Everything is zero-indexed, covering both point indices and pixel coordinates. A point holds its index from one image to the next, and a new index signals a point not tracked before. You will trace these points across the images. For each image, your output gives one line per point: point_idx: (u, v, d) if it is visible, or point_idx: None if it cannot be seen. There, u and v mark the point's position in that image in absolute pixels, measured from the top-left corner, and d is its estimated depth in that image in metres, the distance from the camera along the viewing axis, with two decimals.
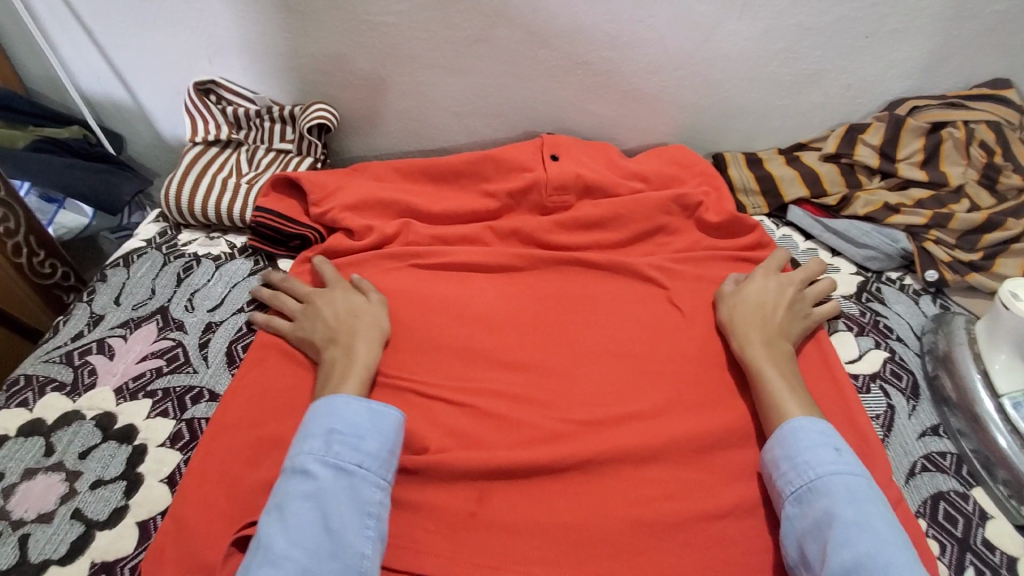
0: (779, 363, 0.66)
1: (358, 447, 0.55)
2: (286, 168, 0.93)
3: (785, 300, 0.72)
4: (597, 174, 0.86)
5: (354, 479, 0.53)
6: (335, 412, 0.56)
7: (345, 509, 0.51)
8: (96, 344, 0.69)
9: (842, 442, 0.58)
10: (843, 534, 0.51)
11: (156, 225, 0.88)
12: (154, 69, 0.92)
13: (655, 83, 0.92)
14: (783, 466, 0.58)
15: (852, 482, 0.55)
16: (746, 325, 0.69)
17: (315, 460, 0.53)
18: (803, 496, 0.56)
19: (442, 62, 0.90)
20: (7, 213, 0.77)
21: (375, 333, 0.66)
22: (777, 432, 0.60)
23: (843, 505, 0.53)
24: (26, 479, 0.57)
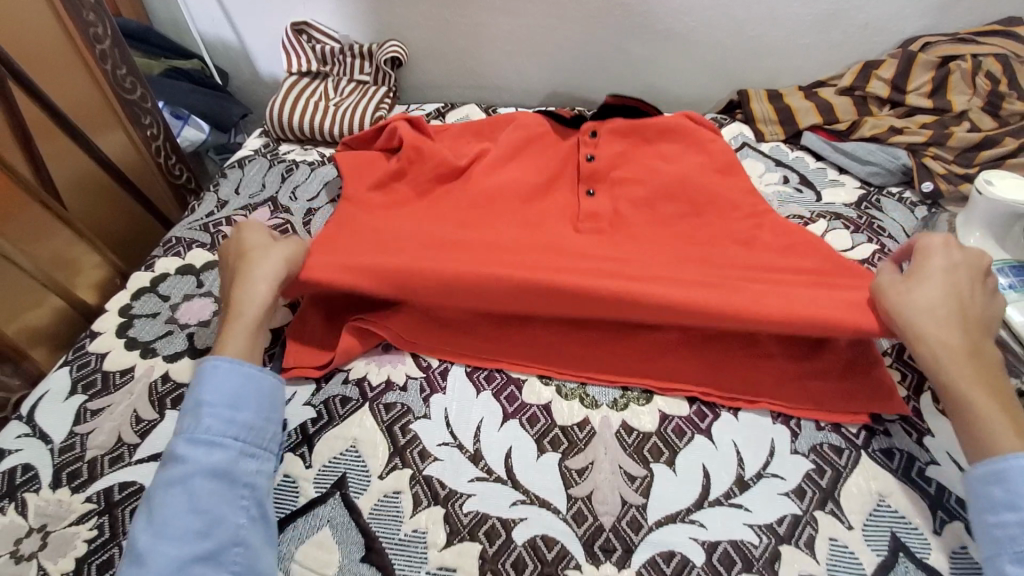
0: (982, 366, 0.54)
1: (230, 418, 0.55)
2: (366, 93, 1.08)
3: (972, 279, 0.60)
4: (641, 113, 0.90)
5: (225, 453, 0.53)
6: (202, 387, 0.56)
7: (213, 488, 0.51)
8: (225, 219, 0.88)
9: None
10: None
11: (260, 140, 1.06)
12: (259, 13, 1.10)
13: (686, 23, 1.04)
14: (1005, 516, 0.48)
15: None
16: (936, 318, 0.56)
17: (185, 443, 0.53)
18: None
19: (500, 5, 1.04)
20: (152, 122, 0.97)
21: (267, 284, 0.63)
22: (993, 462, 0.50)
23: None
24: (186, 300, 0.75)
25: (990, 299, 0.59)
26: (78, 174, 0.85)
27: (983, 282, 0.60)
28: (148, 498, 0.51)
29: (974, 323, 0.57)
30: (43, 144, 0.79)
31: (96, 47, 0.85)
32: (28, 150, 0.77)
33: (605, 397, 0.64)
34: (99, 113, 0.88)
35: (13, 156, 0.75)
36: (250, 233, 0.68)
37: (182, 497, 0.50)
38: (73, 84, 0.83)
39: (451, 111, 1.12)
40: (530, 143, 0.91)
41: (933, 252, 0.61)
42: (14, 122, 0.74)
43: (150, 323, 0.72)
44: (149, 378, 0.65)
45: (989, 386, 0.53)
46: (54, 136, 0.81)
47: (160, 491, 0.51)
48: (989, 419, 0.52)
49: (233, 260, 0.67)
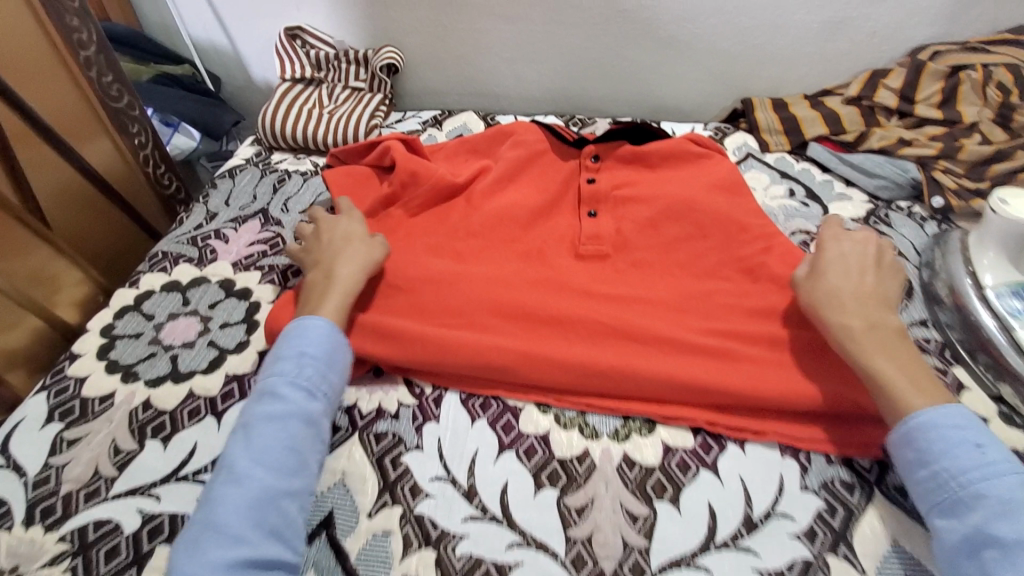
0: (888, 336, 0.58)
1: (324, 376, 0.58)
2: (361, 101, 1.05)
3: (871, 260, 0.65)
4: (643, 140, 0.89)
5: (318, 403, 0.57)
6: (303, 339, 0.60)
7: (306, 432, 0.54)
8: (214, 232, 0.85)
9: (987, 439, 0.50)
10: (1010, 558, 0.43)
11: (252, 148, 1.03)
12: (251, 18, 1.08)
13: (690, 30, 1.01)
14: (920, 472, 0.50)
15: (1012, 486, 0.46)
16: (846, 298, 0.61)
17: (285, 384, 0.56)
18: (950, 508, 0.48)
19: (498, 10, 1.01)
20: (140, 130, 0.94)
21: (367, 264, 0.68)
22: (902, 425, 0.52)
23: (1002, 519, 0.45)
24: (172, 319, 0.72)
25: (888, 276, 0.64)
26: (58, 185, 0.82)
27: (880, 262, 0.65)
28: (246, 427, 0.53)
29: (870, 300, 0.61)
30: (21, 155, 0.76)
31: (80, 53, 0.82)
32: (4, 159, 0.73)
33: (606, 427, 0.61)
34: (83, 121, 0.85)
35: None
36: (349, 223, 0.74)
37: (279, 433, 0.53)
38: (54, 91, 0.80)
39: (447, 119, 1.09)
40: (529, 165, 0.91)
41: (844, 241, 0.68)
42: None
43: (133, 344, 0.69)
44: (130, 405, 0.63)
45: (896, 355, 0.56)
46: (33, 145, 0.77)
47: (262, 423, 0.53)
48: (898, 383, 0.54)
49: (335, 240, 0.72)
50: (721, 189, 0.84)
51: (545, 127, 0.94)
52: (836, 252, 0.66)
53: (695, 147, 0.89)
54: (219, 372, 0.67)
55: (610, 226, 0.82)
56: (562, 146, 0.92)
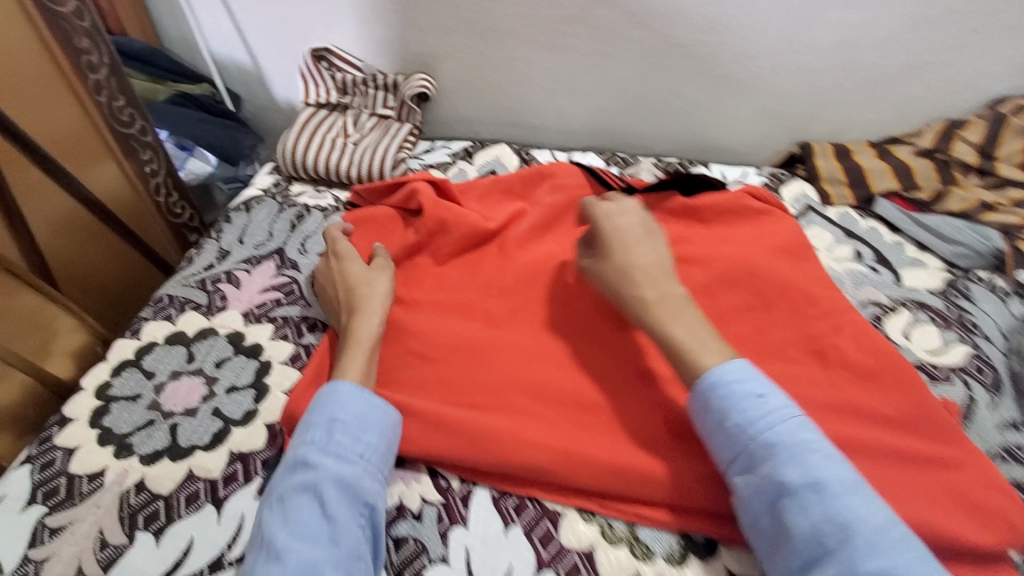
0: (675, 303, 0.59)
1: (359, 438, 0.54)
2: (389, 131, 0.98)
3: (643, 232, 0.65)
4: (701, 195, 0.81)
5: (353, 468, 0.53)
6: (335, 402, 0.56)
7: (342, 498, 0.51)
8: (225, 274, 0.78)
9: (769, 388, 0.53)
10: (797, 500, 0.47)
11: (271, 177, 0.97)
12: (277, 37, 1.02)
13: (748, 68, 0.93)
14: (718, 433, 0.52)
15: (797, 431, 0.50)
16: (643, 272, 0.61)
17: (316, 451, 0.53)
18: (746, 462, 0.50)
19: (541, 39, 0.94)
20: (152, 156, 0.88)
21: (379, 308, 0.66)
22: (696, 387, 0.54)
23: (790, 465, 0.48)
24: (173, 379, 0.65)
25: (660, 241, 0.65)
26: (57, 216, 0.76)
27: (648, 235, 0.65)
28: (280, 499, 0.50)
29: (658, 272, 0.62)
30: (16, 186, 0.70)
31: (89, 76, 0.77)
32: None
33: (660, 544, 0.54)
34: (87, 147, 0.79)
35: None
36: (346, 263, 0.71)
37: (313, 503, 0.50)
38: (57, 115, 0.74)
39: (479, 151, 1.02)
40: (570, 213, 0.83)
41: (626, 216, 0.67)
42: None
43: (129, 409, 0.62)
44: (121, 487, 0.56)
45: (690, 322, 0.58)
46: (26, 170, 0.71)
47: (294, 494, 0.50)
48: (693, 347, 0.56)
49: (340, 288, 0.69)
50: (784, 253, 0.76)
51: (587, 171, 0.86)
52: (615, 228, 0.65)
53: (754, 202, 0.80)
54: (222, 448, 0.60)
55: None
56: (607, 194, 0.84)
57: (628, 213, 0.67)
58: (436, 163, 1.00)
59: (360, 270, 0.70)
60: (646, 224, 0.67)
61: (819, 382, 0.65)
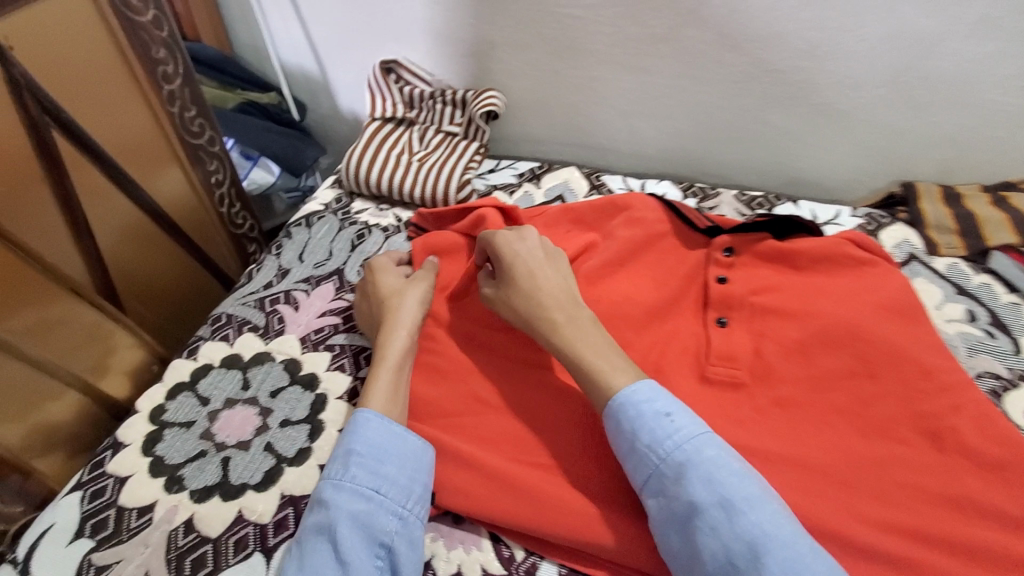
0: (583, 325, 0.60)
1: (377, 471, 0.52)
2: (455, 149, 0.94)
3: (542, 254, 0.66)
4: (797, 241, 0.73)
5: (368, 505, 0.51)
6: (355, 434, 0.55)
7: (354, 538, 0.48)
8: (283, 294, 0.75)
9: (677, 406, 0.53)
10: (707, 518, 0.46)
11: (332, 192, 0.95)
12: (347, 46, 0.99)
13: (849, 99, 0.85)
14: (631, 457, 0.52)
15: (705, 447, 0.49)
16: (549, 295, 0.62)
17: (332, 486, 0.52)
18: (657, 485, 0.50)
19: (621, 59, 0.88)
20: (218, 166, 0.87)
21: (406, 325, 0.64)
22: (608, 409, 0.54)
23: (698, 481, 0.47)
24: (227, 408, 0.63)
25: (563, 266, 0.66)
26: (122, 226, 0.75)
27: (549, 257, 0.66)
28: (297, 541, 0.50)
29: (560, 297, 0.62)
30: (79, 188, 0.68)
31: (164, 86, 0.76)
32: (60, 189, 0.65)
33: None
34: (151, 152, 0.77)
35: (42, 208, 0.64)
36: (380, 277, 0.70)
37: (327, 545, 0.48)
38: (123, 119, 0.72)
39: (547, 174, 0.97)
40: (646, 250, 0.77)
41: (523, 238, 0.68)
42: (43, 152, 0.63)
43: (182, 437, 0.60)
44: (170, 525, 0.54)
45: (597, 344, 0.58)
46: (87, 172, 0.69)
47: (309, 534, 0.49)
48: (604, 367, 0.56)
49: (373, 304, 0.68)
50: (891, 313, 0.67)
51: (667, 205, 0.79)
52: (515, 256, 0.65)
53: (854, 250, 0.72)
54: (273, 489, 0.56)
55: (745, 345, 0.67)
56: (688, 232, 0.78)
57: (527, 237, 0.68)
58: (502, 184, 0.95)
59: (393, 284, 0.68)
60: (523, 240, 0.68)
61: (931, 469, 0.57)
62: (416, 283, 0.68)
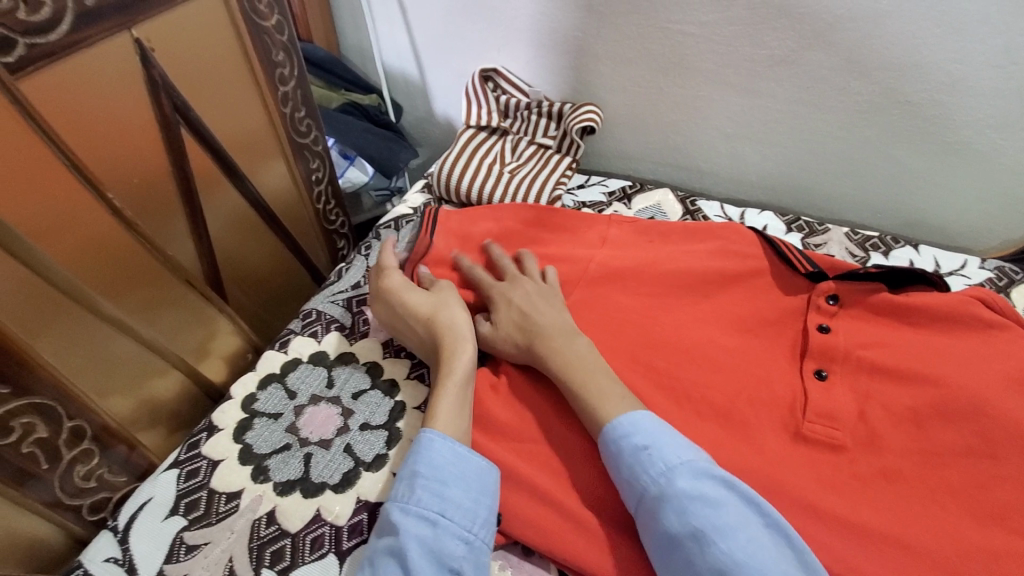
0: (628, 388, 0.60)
1: (441, 494, 0.52)
2: (547, 163, 0.93)
3: (545, 295, 0.69)
4: (919, 295, 0.67)
5: (435, 529, 0.50)
6: (420, 456, 0.54)
7: (420, 562, 0.48)
8: (370, 296, 0.77)
9: (657, 439, 0.53)
10: (684, 548, 0.47)
11: (422, 196, 0.96)
12: (448, 53, 1.01)
13: (993, 139, 0.76)
14: (619, 485, 0.54)
15: (679, 479, 0.50)
16: (560, 332, 0.64)
17: (398, 508, 0.51)
18: (641, 512, 0.51)
19: (731, 80, 0.84)
20: (320, 164, 0.92)
21: (467, 338, 0.64)
22: (600, 445, 0.56)
23: (671, 513, 0.49)
24: (312, 404, 0.65)
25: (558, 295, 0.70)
26: (231, 218, 0.79)
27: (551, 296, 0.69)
28: (365, 559, 0.50)
29: (560, 329, 0.64)
30: (199, 180, 0.72)
31: (279, 88, 0.81)
32: (181, 175, 0.69)
33: None
34: (264, 149, 0.81)
35: (166, 199, 0.68)
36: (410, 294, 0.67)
37: (394, 569, 0.47)
38: (243, 116, 0.77)
39: (638, 194, 0.94)
40: (741, 287, 0.73)
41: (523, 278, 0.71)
42: (172, 143, 0.67)
43: (271, 428, 0.63)
44: (253, 515, 0.56)
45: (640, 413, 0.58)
46: (204, 165, 0.73)
47: (376, 557, 0.49)
48: None
49: (411, 323, 0.66)
50: None
51: (768, 241, 0.74)
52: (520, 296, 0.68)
53: (984, 310, 0.65)
54: (350, 493, 0.58)
55: (847, 404, 0.62)
56: (786, 273, 0.72)
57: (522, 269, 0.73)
58: (591, 201, 0.93)
59: (423, 299, 0.67)
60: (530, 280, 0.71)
61: None
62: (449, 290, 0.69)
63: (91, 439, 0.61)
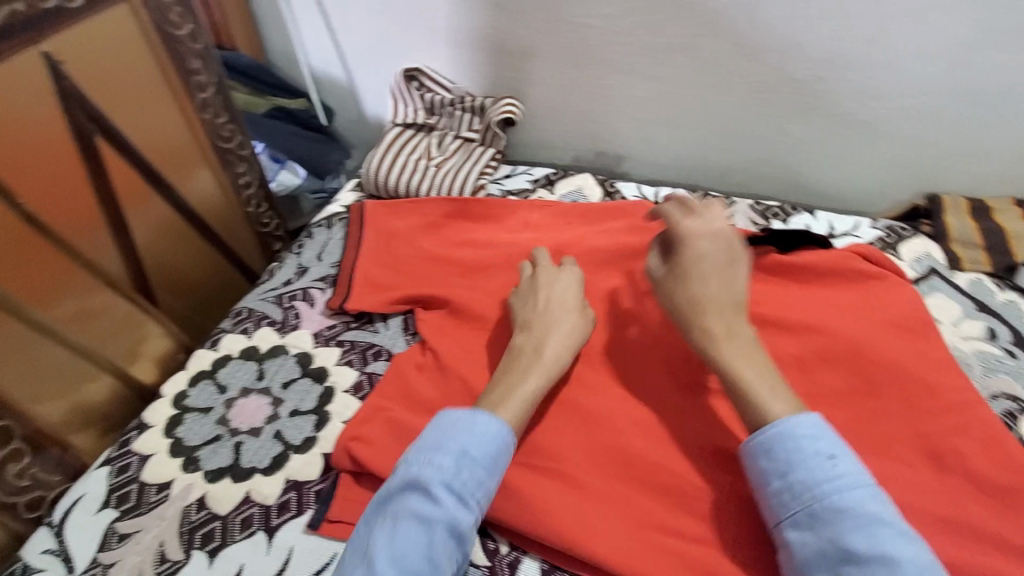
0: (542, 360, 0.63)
1: (480, 482, 0.53)
2: (471, 156, 0.97)
3: (724, 257, 0.61)
4: (809, 255, 0.73)
5: (467, 513, 0.51)
6: (472, 435, 0.54)
7: (448, 543, 0.49)
8: (301, 291, 0.80)
9: (842, 450, 0.50)
10: (867, 572, 0.44)
11: (354, 195, 0.99)
12: (374, 56, 1.04)
13: (872, 109, 0.83)
14: (775, 484, 0.50)
15: (867, 498, 0.47)
16: (716, 298, 0.59)
17: (441, 483, 0.51)
18: (803, 520, 0.48)
19: (637, 68, 0.89)
20: (247, 168, 0.93)
21: (572, 339, 0.64)
22: (758, 435, 0.52)
23: (858, 533, 0.45)
24: (243, 396, 0.67)
25: (741, 274, 0.61)
26: (159, 225, 0.81)
27: (732, 261, 0.62)
28: (393, 519, 0.50)
29: (720, 303, 0.59)
30: (122, 191, 0.74)
31: (197, 95, 0.82)
32: (102, 186, 0.71)
33: None
34: (187, 156, 0.83)
35: (88, 208, 0.70)
36: (568, 289, 0.68)
37: (421, 540, 0.49)
38: (162, 125, 0.78)
39: (561, 180, 0.99)
40: None
41: (701, 226, 0.64)
42: (88, 155, 0.69)
43: (201, 422, 0.65)
44: (184, 502, 0.59)
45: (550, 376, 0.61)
46: (127, 176, 0.75)
47: (407, 522, 0.49)
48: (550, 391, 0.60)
49: (534, 307, 0.67)
50: (899, 328, 0.66)
51: None
52: (700, 256, 0.61)
53: (864, 263, 0.71)
54: (278, 475, 0.60)
55: None
56: None
57: (708, 215, 0.65)
58: (516, 189, 0.97)
59: (566, 292, 0.68)
60: (726, 241, 0.63)
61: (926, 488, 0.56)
62: (569, 284, 0.69)
63: (21, 439, 0.62)
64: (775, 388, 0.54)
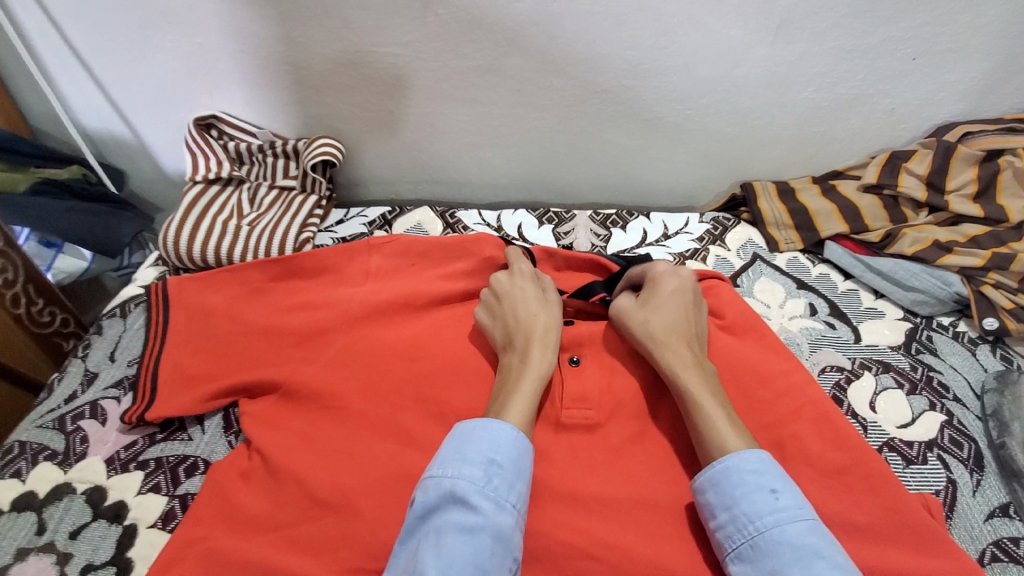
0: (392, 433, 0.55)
1: (513, 485, 0.48)
2: (289, 206, 0.88)
3: (689, 300, 0.65)
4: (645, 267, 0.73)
5: (507, 517, 0.47)
6: (492, 439, 0.50)
7: (497, 549, 0.44)
8: (89, 406, 0.66)
9: (786, 484, 0.48)
10: None
11: (156, 271, 0.85)
12: (157, 107, 0.90)
13: (679, 111, 0.86)
14: (721, 517, 0.48)
15: (805, 531, 0.45)
16: (675, 334, 0.61)
17: (474, 491, 0.47)
18: (744, 553, 0.46)
19: (452, 93, 0.85)
20: (5, 263, 0.78)
21: (552, 339, 0.62)
22: (709, 470, 0.50)
23: (794, 566, 0.43)
24: (18, 561, 0.53)
25: (705, 316, 0.65)
26: None
27: (694, 311, 0.64)
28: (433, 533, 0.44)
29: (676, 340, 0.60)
30: None
31: None
32: None
33: None
34: None
35: None
36: (529, 292, 0.67)
37: (469, 550, 0.43)
38: None
39: (398, 218, 0.92)
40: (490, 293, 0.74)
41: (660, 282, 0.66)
42: None
43: None
44: None
45: None
46: None
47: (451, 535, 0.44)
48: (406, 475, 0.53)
49: (508, 316, 0.64)
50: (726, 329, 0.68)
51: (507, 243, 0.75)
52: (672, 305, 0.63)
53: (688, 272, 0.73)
54: None
55: (596, 382, 0.64)
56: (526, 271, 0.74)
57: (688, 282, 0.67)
58: (350, 235, 0.90)
59: (535, 297, 0.66)
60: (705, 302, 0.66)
61: None
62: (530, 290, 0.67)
63: None
64: (732, 420, 0.53)
